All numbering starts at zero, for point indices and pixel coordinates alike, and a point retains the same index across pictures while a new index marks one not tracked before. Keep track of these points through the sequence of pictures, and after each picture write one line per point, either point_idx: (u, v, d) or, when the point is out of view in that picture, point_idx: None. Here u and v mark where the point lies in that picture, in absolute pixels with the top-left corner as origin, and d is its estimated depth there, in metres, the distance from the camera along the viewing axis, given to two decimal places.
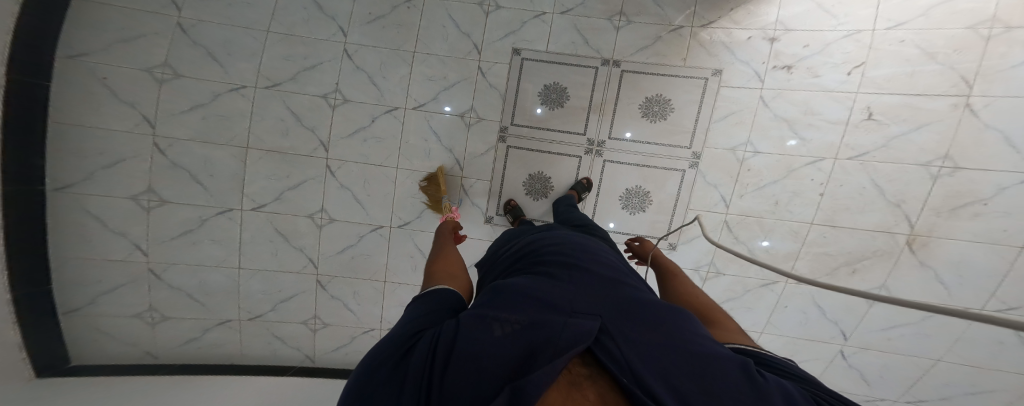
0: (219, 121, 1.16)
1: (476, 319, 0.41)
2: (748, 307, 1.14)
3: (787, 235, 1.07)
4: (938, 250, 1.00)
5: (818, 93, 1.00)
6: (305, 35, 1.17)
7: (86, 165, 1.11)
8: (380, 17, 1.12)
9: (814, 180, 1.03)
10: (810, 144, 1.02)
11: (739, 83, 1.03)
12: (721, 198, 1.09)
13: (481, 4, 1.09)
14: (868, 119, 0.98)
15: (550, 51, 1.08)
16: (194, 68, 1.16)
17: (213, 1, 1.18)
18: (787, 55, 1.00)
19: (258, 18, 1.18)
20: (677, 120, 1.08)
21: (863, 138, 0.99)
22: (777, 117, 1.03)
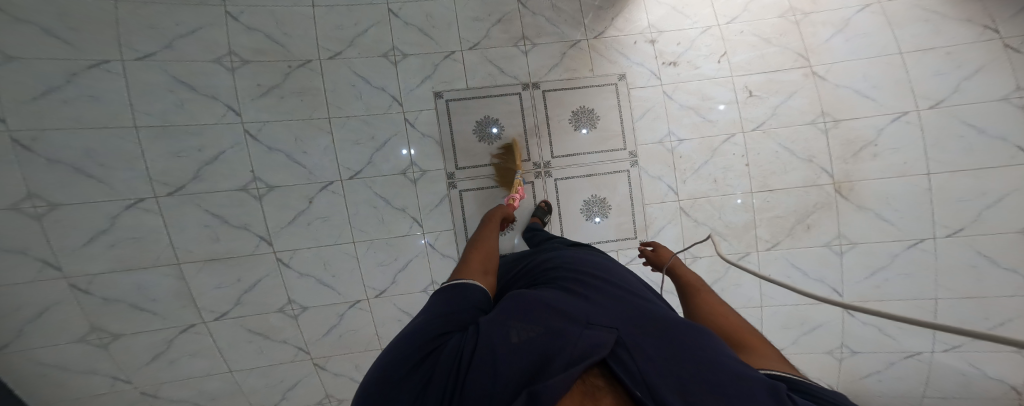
0: (134, 244, 1.05)
1: (495, 323, 0.45)
2: (737, 284, 1.22)
3: (733, 208, 1.25)
4: (864, 191, 1.21)
5: (705, 81, 1.24)
6: (184, 122, 1.05)
7: (11, 326, 1.00)
8: (273, 88, 1.08)
9: (734, 155, 1.25)
10: (716, 124, 1.24)
11: (643, 83, 1.23)
12: (668, 188, 1.25)
13: (385, 55, 1.13)
14: (750, 96, 1.24)
15: (471, 86, 1.18)
16: (67, 189, 1.00)
17: (44, 103, 0.98)
18: (669, 54, 1.23)
19: (113, 112, 1.02)
20: (607, 125, 1.24)
21: (754, 112, 1.24)
22: (683, 106, 1.24)
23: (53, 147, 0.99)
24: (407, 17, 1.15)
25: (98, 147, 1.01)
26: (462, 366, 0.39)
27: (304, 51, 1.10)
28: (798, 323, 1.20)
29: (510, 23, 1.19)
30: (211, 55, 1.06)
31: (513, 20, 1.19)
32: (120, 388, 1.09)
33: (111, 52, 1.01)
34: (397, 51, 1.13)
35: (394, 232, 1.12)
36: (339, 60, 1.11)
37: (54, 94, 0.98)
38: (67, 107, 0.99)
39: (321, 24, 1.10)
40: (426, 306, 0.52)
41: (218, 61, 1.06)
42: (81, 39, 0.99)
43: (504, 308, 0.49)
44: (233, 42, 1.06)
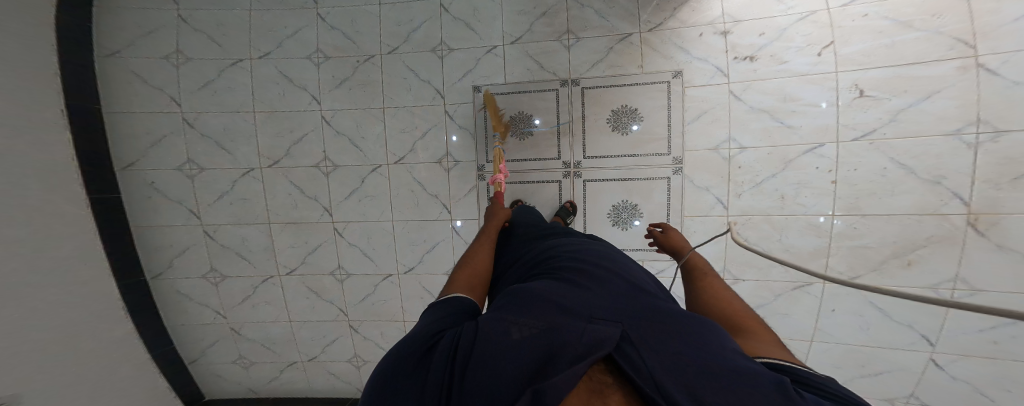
0: (244, 204, 1.30)
1: (491, 321, 0.42)
2: (787, 313, 1.10)
3: (805, 230, 1.05)
4: (1013, 228, 0.95)
5: (792, 78, 1.04)
6: (284, 108, 1.27)
7: (166, 258, 1.33)
8: (346, 79, 1.25)
9: (819, 168, 1.03)
10: (800, 130, 1.04)
11: (704, 81, 1.08)
12: (716, 200, 1.10)
13: (434, 50, 1.21)
14: (861, 96, 1.00)
15: (508, 81, 1.19)
16: (211, 158, 1.29)
17: (206, 92, 1.31)
18: (744, 47, 1.05)
19: (245, 99, 1.30)
20: (651, 129, 1.12)
21: (859, 116, 1.00)
22: (753, 109, 1.06)
23: (205, 124, 1.29)
24: (456, 13, 1.20)
25: (228, 125, 1.29)
26: (458, 368, 0.37)
27: (371, 48, 1.24)
28: (859, 366, 1.08)
29: (555, 17, 1.15)
30: (304, 51, 1.28)
31: (560, 13, 1.15)
32: (216, 323, 1.36)
33: (247, 52, 1.30)
34: (444, 46, 1.20)
35: (428, 216, 1.22)
36: (395, 55, 1.23)
37: (211, 85, 1.31)
38: (217, 95, 1.31)
39: (384, 23, 1.23)
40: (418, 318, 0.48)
41: (309, 57, 1.27)
42: (228, 42, 1.30)
43: (506, 304, 0.46)
44: (321, 41, 1.27)
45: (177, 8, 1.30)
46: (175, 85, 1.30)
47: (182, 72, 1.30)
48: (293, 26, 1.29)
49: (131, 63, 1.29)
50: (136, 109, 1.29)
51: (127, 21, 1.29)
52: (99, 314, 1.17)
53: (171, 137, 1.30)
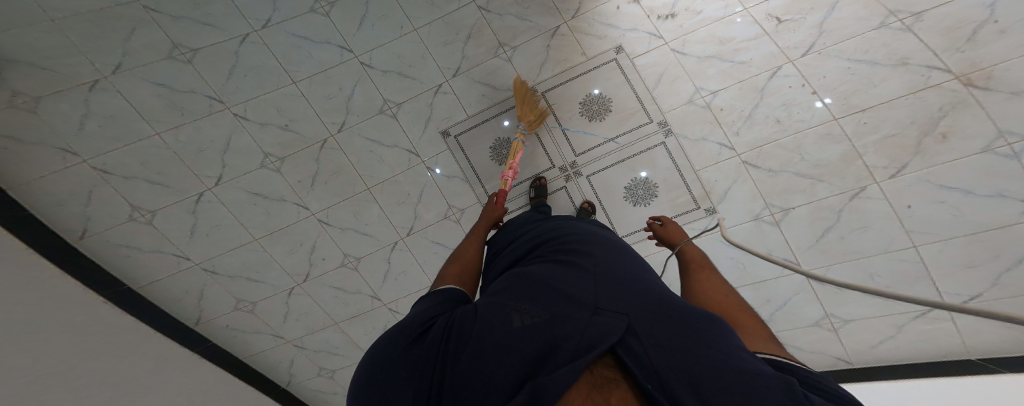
0: (306, 316, 1.43)
1: (495, 314, 0.52)
2: (862, 226, 1.13)
3: (819, 141, 1.13)
4: (1008, 76, 0.96)
5: (714, 23, 1.18)
6: (277, 226, 1.38)
7: (284, 371, 1.59)
8: (316, 175, 1.35)
9: (793, 86, 1.13)
10: (750, 63, 1.16)
11: (645, 48, 1.22)
12: (719, 145, 1.21)
13: (384, 111, 1.32)
14: (780, 23, 1.13)
15: (469, 114, 1.31)
16: (250, 292, 1.42)
17: (198, 238, 1.42)
18: (660, 8, 1.20)
19: (238, 233, 1.40)
20: (621, 104, 1.25)
21: (793, 37, 1.12)
22: (700, 58, 1.19)
23: (222, 266, 1.42)
24: (382, 66, 1.30)
25: (244, 260, 1.41)
26: (460, 356, 0.48)
27: (318, 133, 1.35)
28: (992, 258, 1.02)
29: (481, 34, 1.24)
30: (255, 161, 1.37)
31: (484, 31, 1.24)
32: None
33: (198, 185, 1.39)
34: (390, 103, 1.31)
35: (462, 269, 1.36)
36: (347, 129, 1.34)
37: (198, 229, 1.41)
38: (208, 235, 1.42)
39: (313, 101, 1.34)
40: (422, 307, 0.64)
41: (264, 165, 1.37)
42: (174, 181, 1.38)
43: (513, 298, 0.56)
44: (262, 146, 1.37)
45: (84, 160, 1.32)
46: (168, 242, 1.42)
47: (159, 226, 1.40)
48: (222, 137, 1.37)
49: (111, 236, 1.38)
50: (159, 276, 1.43)
51: (56, 195, 1.32)
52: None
53: (208, 286, 1.45)
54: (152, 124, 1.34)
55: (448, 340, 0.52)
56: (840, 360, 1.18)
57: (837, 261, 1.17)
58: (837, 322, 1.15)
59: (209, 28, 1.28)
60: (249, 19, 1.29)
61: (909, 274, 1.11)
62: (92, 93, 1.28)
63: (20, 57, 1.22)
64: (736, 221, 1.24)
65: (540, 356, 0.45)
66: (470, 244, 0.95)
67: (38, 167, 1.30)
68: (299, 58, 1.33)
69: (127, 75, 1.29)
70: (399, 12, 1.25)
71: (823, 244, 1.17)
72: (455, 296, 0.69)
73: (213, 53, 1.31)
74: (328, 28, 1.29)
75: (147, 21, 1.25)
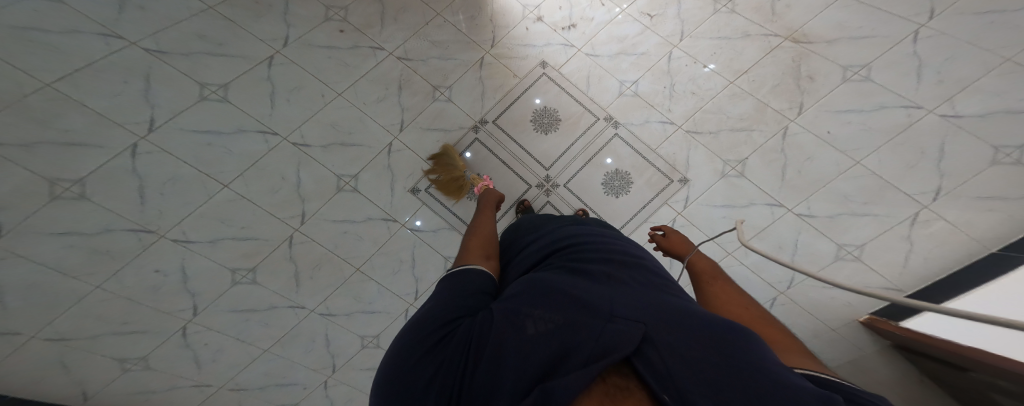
0: (349, 399, 1.46)
1: (512, 319, 0.51)
2: (809, 156, 1.21)
3: (732, 99, 1.24)
4: (814, 30, 1.20)
5: (602, 26, 1.27)
6: (282, 332, 1.33)
7: None
8: (298, 273, 1.26)
9: (687, 65, 1.26)
10: (649, 53, 1.27)
11: (563, 58, 1.27)
12: (662, 123, 1.27)
13: (340, 187, 1.18)
14: (652, 17, 1.26)
15: (431, 163, 1.21)
16: (286, 394, 1.43)
17: (205, 368, 1.35)
18: (561, 21, 1.27)
19: (244, 350, 1.35)
20: (567, 111, 1.27)
21: (667, 28, 1.26)
22: (609, 55, 1.27)
23: (246, 381, 1.39)
24: (319, 142, 1.15)
25: (265, 371, 1.38)
26: (479, 361, 0.48)
27: (279, 231, 1.21)
28: (919, 155, 1.13)
29: (411, 83, 1.19)
30: (224, 280, 1.25)
31: (413, 78, 1.20)
32: None
33: (176, 320, 1.26)
34: (345, 176, 1.17)
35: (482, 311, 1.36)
36: (310, 217, 1.20)
37: (201, 359, 1.33)
38: (218, 360, 1.35)
39: (257, 200, 1.17)
40: (438, 291, 0.63)
41: (235, 281, 1.26)
42: (149, 325, 1.24)
43: (534, 298, 0.56)
44: (223, 262, 1.23)
45: (31, 335, 1.13)
46: (181, 378, 1.33)
47: (160, 367, 1.30)
48: (173, 268, 1.21)
49: (115, 391, 1.28)
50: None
51: (21, 379, 1.15)
52: None
53: (243, 402, 1.42)
54: (83, 278, 1.13)
55: (466, 347, 0.50)
56: (890, 289, 1.18)
57: (813, 193, 1.21)
58: (854, 249, 1.20)
59: (81, 148, 1.03)
60: (125, 125, 1.06)
61: (871, 186, 1.17)
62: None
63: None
64: (708, 182, 1.26)
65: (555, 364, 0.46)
66: (484, 215, 0.91)
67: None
68: (215, 158, 1.12)
69: (18, 234, 1.03)
70: (315, 80, 1.16)
71: (800, 176, 1.22)
72: (474, 278, 0.66)
73: (105, 177, 1.07)
74: (235, 114, 1.11)
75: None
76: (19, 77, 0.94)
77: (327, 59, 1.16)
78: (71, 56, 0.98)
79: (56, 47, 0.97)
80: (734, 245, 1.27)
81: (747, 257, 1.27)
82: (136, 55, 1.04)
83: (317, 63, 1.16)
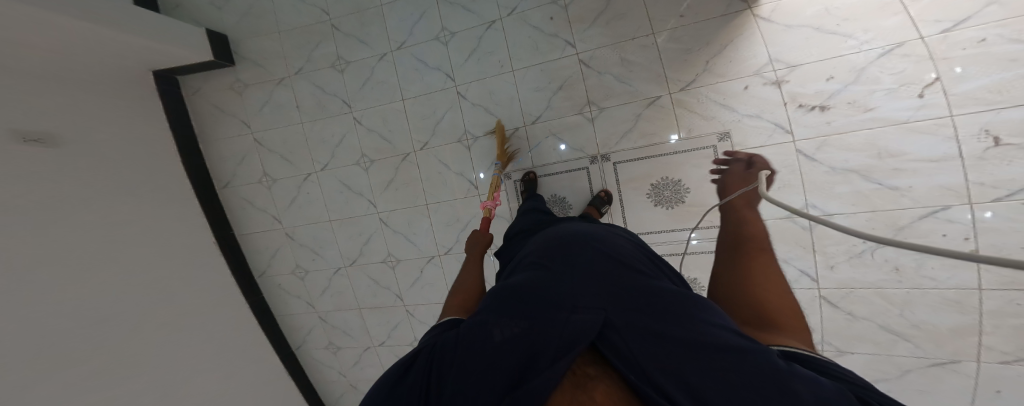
0: (340, 294, 1.69)
1: (477, 333, 0.52)
2: (928, 391, 1.09)
3: (941, 307, 1.05)
4: None
5: (891, 126, 1.09)
6: (348, 214, 1.62)
7: (302, 334, 1.82)
8: (391, 180, 1.54)
9: (950, 235, 1.05)
10: (912, 191, 1.07)
11: (763, 140, 1.19)
12: (802, 271, 1.16)
13: (462, 141, 1.45)
14: (999, 145, 0.99)
15: (537, 164, 1.38)
16: (308, 261, 1.71)
17: (290, 206, 1.71)
18: (810, 96, 1.14)
19: (320, 212, 1.66)
20: (700, 196, 1.22)
21: (1006, 171, 0.98)
22: (838, 169, 1.13)
23: (299, 235, 1.70)
24: (474, 98, 1.44)
25: (314, 235, 1.68)
26: (448, 382, 0.48)
27: (406, 145, 1.52)
28: None
29: (572, 88, 1.34)
30: (353, 156, 1.61)
31: (577, 85, 1.33)
32: (340, 381, 1.83)
33: (311, 166, 1.67)
34: (468, 135, 1.44)
35: None
36: (427, 148, 1.49)
37: (296, 201, 1.70)
38: (301, 208, 1.69)
39: (411, 117, 1.53)
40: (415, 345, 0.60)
41: (358, 162, 1.60)
42: (293, 157, 1.69)
43: (500, 308, 0.57)
44: (364, 147, 1.59)
45: (251, 131, 1.73)
46: (272, 204, 1.73)
47: (272, 191, 1.72)
48: (337, 135, 1.64)
49: (240, 191, 1.76)
50: (254, 229, 1.76)
51: (224, 154, 1.76)
52: (268, 377, 1.71)
53: (283, 248, 1.73)
54: (301, 112, 1.69)
55: (430, 375, 0.50)
56: None
57: None
58: None
59: (360, 44, 1.61)
60: (391, 39, 1.57)
61: None
62: (276, 88, 1.71)
63: (247, 55, 1.73)
64: None
65: (519, 366, 0.46)
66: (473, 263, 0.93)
67: (224, 133, 1.76)
68: (413, 78, 1.53)
69: (301, 75, 1.69)
70: (504, 50, 1.39)
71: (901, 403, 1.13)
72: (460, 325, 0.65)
73: (359, 65, 1.62)
74: (442, 53, 1.48)
75: (324, 32, 1.65)
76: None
77: (527, 38, 1.36)
78: None
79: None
80: None
81: None
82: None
83: (517, 38, 1.37)
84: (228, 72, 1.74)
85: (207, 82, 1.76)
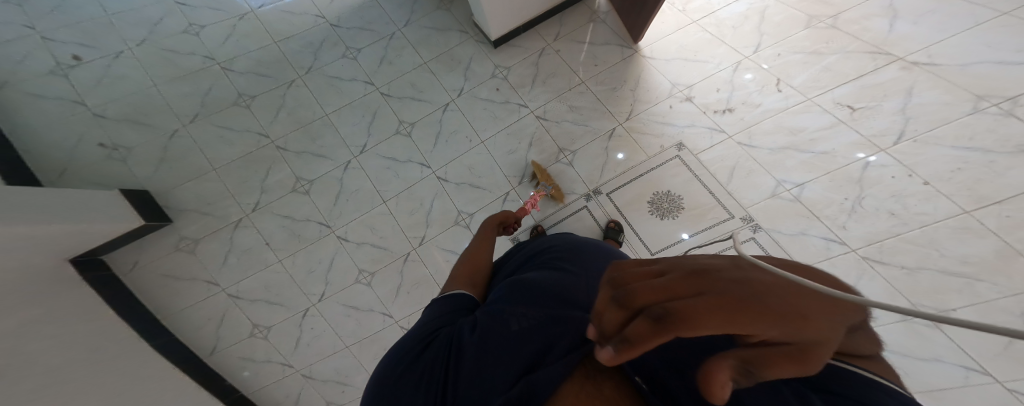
0: None
1: (496, 317, 0.58)
2: None
3: (960, 236, 1.01)
4: None
5: (778, 113, 1.26)
6: (366, 333, 1.54)
7: None
8: (400, 286, 1.50)
9: (896, 176, 1.10)
10: (835, 152, 1.17)
11: (707, 143, 1.29)
12: (826, 239, 1.13)
13: (459, 222, 1.45)
14: (854, 110, 1.18)
15: (538, 219, 1.37)
16: (338, 397, 1.57)
17: (297, 349, 1.57)
18: (715, 103, 1.31)
19: (333, 341, 1.55)
20: (694, 201, 1.27)
21: (874, 124, 1.16)
22: (773, 148, 1.23)
23: (320, 372, 1.57)
24: (456, 179, 1.45)
25: (337, 367, 1.56)
26: (465, 358, 0.53)
27: (402, 246, 1.50)
28: None
29: (541, 142, 1.39)
30: (349, 277, 1.54)
31: (544, 137, 1.38)
32: None
33: (305, 300, 1.56)
34: (463, 214, 1.44)
35: None
36: (426, 241, 1.47)
37: (302, 340, 1.57)
38: (311, 346, 1.56)
39: (399, 217, 1.50)
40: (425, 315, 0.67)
41: (357, 280, 1.53)
42: (283, 296, 1.56)
43: (517, 298, 0.62)
44: (357, 262, 1.53)
45: (222, 288, 1.55)
46: (278, 352, 1.57)
47: (272, 339, 1.57)
48: (326, 258, 1.55)
49: (235, 352, 1.57)
50: (264, 382, 1.58)
51: (196, 321, 1.54)
52: None
53: (304, 392, 1.59)
54: (275, 251, 1.56)
55: (447, 350, 0.55)
56: None
57: None
58: None
59: (322, 158, 1.56)
60: (350, 146, 1.55)
61: None
62: (235, 231, 1.55)
63: (185, 204, 1.54)
64: None
65: (540, 352, 0.52)
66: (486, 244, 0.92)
67: (186, 300, 1.54)
68: (386, 177, 1.52)
69: (261, 211, 1.56)
70: (467, 126, 1.45)
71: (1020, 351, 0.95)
72: (464, 302, 0.70)
73: (323, 182, 1.56)
74: (409, 146, 1.50)
75: (275, 159, 1.57)
76: (315, 108, 1.58)
77: (483, 109, 1.44)
78: (343, 96, 1.57)
79: (339, 88, 1.58)
80: None
81: None
82: (375, 98, 1.54)
83: (474, 112, 1.45)
84: (169, 233, 1.53)
85: (146, 251, 1.53)
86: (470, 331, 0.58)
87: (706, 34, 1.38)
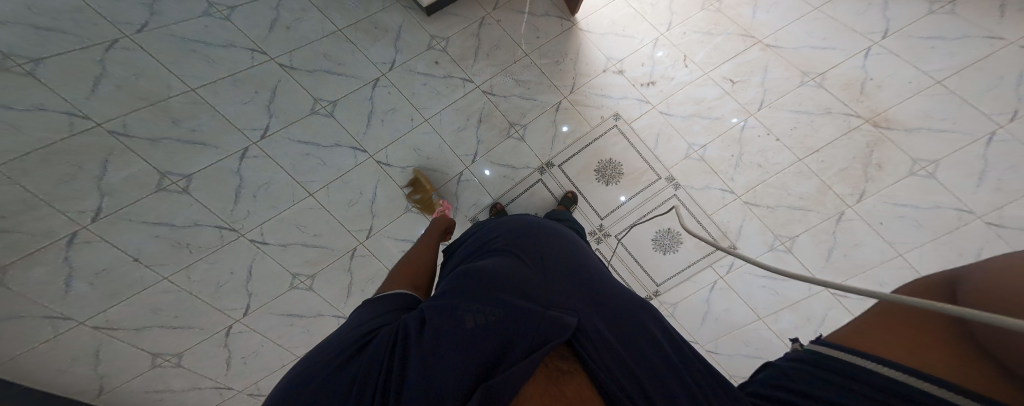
0: None
1: (449, 316, 0.56)
2: (857, 243, 1.34)
3: (798, 178, 1.38)
4: (895, 117, 1.33)
5: (683, 86, 1.43)
6: (320, 336, 1.43)
7: None
8: (351, 283, 1.40)
9: (760, 135, 1.40)
10: (724, 118, 1.42)
11: (638, 112, 1.42)
12: (722, 190, 1.42)
13: (411, 209, 1.36)
14: (733, 83, 1.42)
15: (495, 197, 1.39)
16: None
17: (232, 370, 1.37)
18: (641, 77, 1.42)
19: (279, 353, 1.41)
20: (631, 166, 1.42)
21: (748, 95, 1.41)
22: (685, 116, 1.42)
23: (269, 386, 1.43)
24: (400, 163, 1.33)
25: None
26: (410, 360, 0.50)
27: (346, 242, 1.35)
28: (959, 257, 1.26)
29: (491, 117, 1.35)
30: (282, 284, 1.34)
31: (493, 113, 1.35)
32: None
33: (224, 318, 1.30)
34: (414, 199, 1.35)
35: None
36: (376, 233, 1.37)
37: (235, 359, 1.36)
38: (249, 362, 1.38)
39: (335, 211, 1.32)
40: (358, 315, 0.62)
41: (293, 286, 1.35)
42: (187, 319, 1.26)
43: (473, 294, 0.60)
44: (288, 266, 1.33)
45: (81, 321, 1.13)
46: (206, 378, 1.34)
47: (190, 366, 1.30)
48: (242, 268, 1.28)
49: (136, 386, 1.27)
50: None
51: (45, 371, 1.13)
52: None
53: None
54: (156, 268, 1.18)
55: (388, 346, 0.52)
56: None
57: (851, 275, 1.34)
58: None
59: (202, 147, 1.17)
60: (244, 130, 1.22)
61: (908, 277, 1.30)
62: (71, 250, 1.07)
63: None
64: (755, 252, 1.41)
65: (494, 353, 0.52)
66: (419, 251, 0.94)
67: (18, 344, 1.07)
68: (308, 166, 1.28)
69: (112, 221, 1.10)
70: (408, 104, 1.32)
71: (834, 262, 1.36)
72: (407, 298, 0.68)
73: (209, 178, 1.19)
74: (334, 129, 1.28)
75: (116, 151, 1.08)
76: (171, 81, 1.13)
77: (422, 85, 1.32)
78: (218, 66, 1.18)
79: (208, 55, 1.17)
80: (766, 311, 1.40)
81: (776, 323, 1.39)
82: (274, 69, 1.23)
83: (412, 88, 1.32)
84: None
85: None
86: (417, 332, 0.54)
87: (630, 9, 1.43)
